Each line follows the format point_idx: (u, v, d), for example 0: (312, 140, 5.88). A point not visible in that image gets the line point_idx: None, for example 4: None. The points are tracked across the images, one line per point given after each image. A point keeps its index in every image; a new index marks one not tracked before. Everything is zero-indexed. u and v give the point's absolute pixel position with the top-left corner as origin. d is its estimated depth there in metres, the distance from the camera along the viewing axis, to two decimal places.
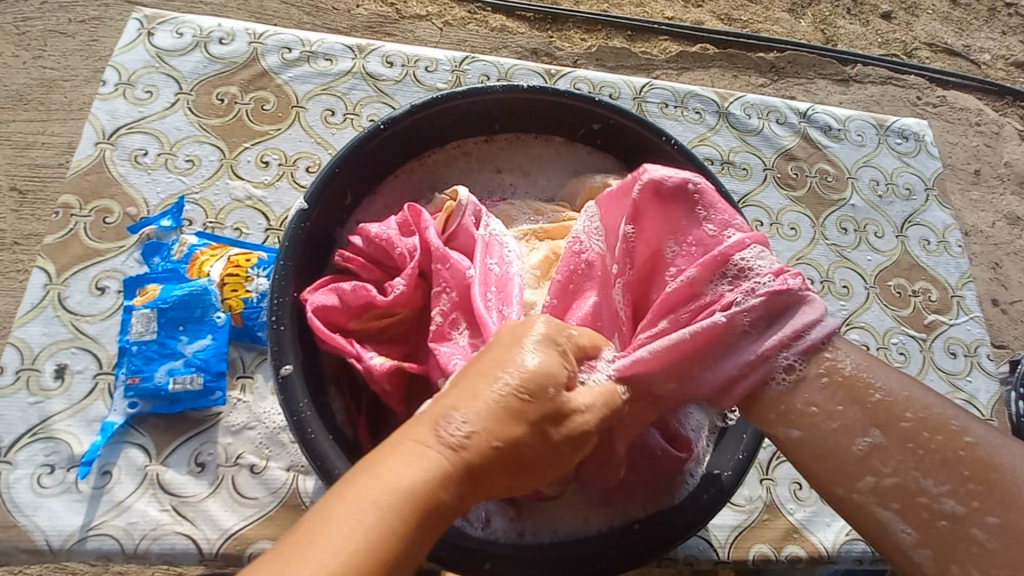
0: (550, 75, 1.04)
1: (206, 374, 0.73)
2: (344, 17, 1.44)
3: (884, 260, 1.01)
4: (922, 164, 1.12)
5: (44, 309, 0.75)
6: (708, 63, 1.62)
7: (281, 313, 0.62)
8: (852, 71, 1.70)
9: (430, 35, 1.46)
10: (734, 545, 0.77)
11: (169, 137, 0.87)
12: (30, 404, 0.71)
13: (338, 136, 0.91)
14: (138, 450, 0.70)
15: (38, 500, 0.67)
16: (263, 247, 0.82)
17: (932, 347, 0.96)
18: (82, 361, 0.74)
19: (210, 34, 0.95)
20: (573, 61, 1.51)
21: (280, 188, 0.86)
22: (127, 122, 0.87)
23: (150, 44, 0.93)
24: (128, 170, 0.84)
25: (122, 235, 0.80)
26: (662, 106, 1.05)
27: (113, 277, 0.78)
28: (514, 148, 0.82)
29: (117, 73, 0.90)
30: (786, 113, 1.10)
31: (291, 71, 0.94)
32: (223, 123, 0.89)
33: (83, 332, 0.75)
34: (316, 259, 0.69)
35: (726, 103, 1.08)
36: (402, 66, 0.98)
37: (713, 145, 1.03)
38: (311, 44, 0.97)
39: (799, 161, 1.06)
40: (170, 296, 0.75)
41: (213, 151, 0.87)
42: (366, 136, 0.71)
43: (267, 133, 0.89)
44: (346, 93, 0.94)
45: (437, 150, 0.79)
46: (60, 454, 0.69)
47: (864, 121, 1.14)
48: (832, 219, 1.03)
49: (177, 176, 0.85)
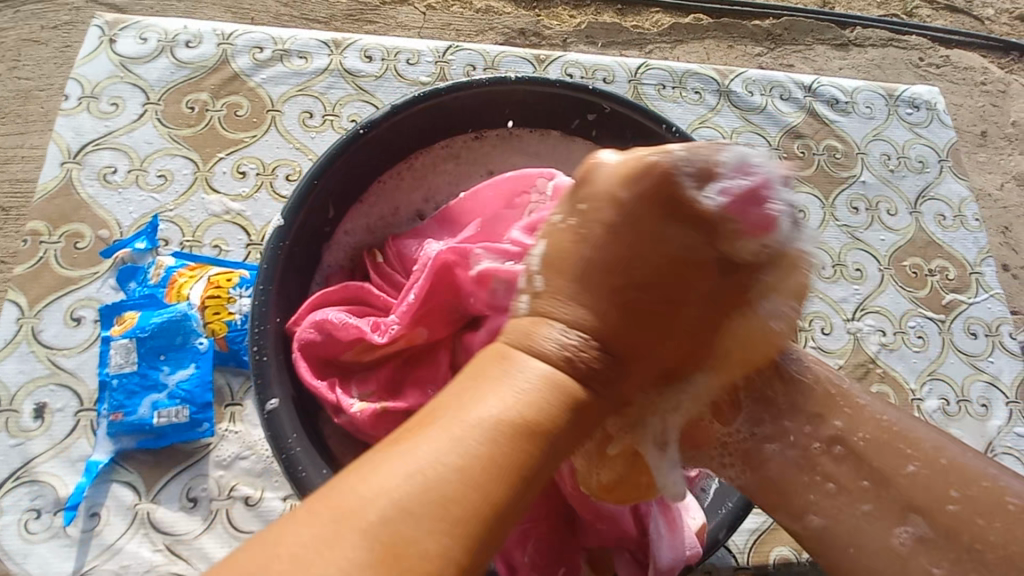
0: (539, 61, 0.98)
1: (191, 406, 0.69)
2: (321, 6, 1.36)
3: (898, 239, 0.97)
4: (934, 134, 1.06)
5: (18, 345, 0.72)
6: (703, 34, 1.55)
7: (264, 340, 0.58)
8: (853, 34, 1.63)
9: (412, 20, 1.39)
10: (753, 549, 0.74)
11: (138, 152, 0.82)
12: (11, 446, 0.67)
13: (317, 140, 0.86)
14: (125, 489, 0.66)
15: (27, 547, 0.64)
16: (243, 264, 0.78)
17: (952, 328, 0.91)
18: (62, 398, 0.70)
19: (176, 37, 0.89)
20: (563, 39, 1.45)
21: (259, 200, 0.82)
22: (93, 138, 0.82)
23: (112, 52, 0.87)
24: (97, 190, 0.79)
25: (94, 260, 0.76)
26: (658, 87, 0.99)
27: (89, 306, 0.74)
28: (507, 144, 0.77)
29: (79, 86, 0.85)
30: (789, 88, 1.04)
31: (263, 72, 0.89)
32: (194, 133, 0.84)
33: (61, 367, 0.71)
34: (300, 277, 0.65)
35: (726, 80, 1.02)
36: (381, 60, 0.93)
37: (715, 126, 0.98)
38: (283, 43, 0.91)
39: (806, 138, 1.01)
40: (148, 324, 0.71)
41: (185, 164, 0.82)
42: (346, 143, 0.66)
43: (242, 140, 0.84)
44: (323, 93, 0.89)
45: (425, 151, 0.74)
46: (46, 498, 0.66)
47: (872, 92, 1.08)
48: (843, 197, 0.98)
49: (149, 193, 0.80)
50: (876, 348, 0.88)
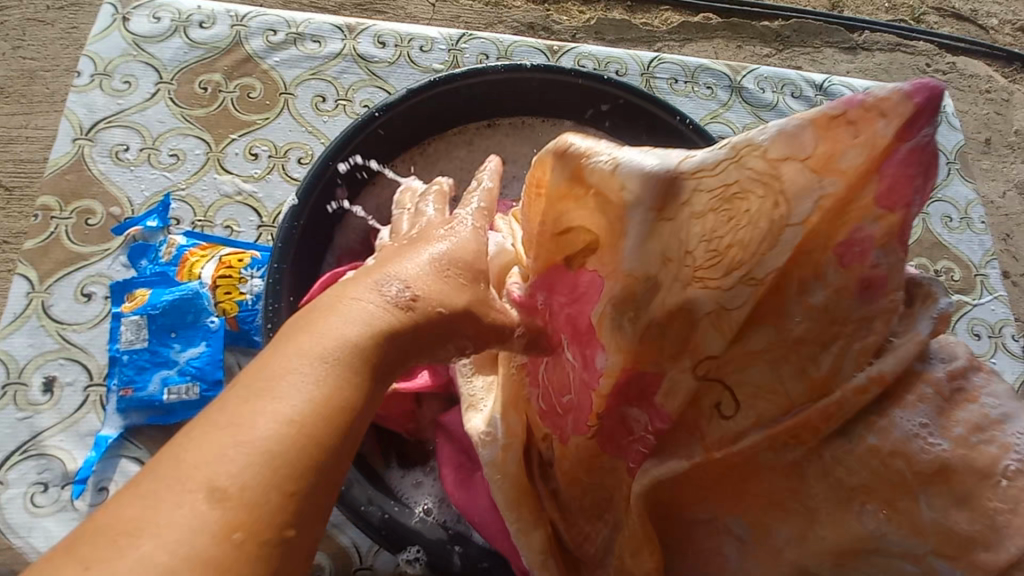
0: (552, 52, 0.98)
1: (201, 383, 0.69)
2: None
3: None
4: (943, 137, 1.07)
5: (28, 319, 0.72)
6: (712, 33, 1.55)
7: (277, 320, 0.58)
8: (860, 37, 1.63)
9: (421, 12, 1.39)
10: None
11: (151, 131, 0.81)
12: (19, 419, 0.67)
13: (330, 124, 0.86)
14: (134, 464, 0.67)
15: (34, 519, 0.64)
16: (256, 246, 0.78)
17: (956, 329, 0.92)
18: (71, 373, 0.70)
19: (190, 17, 0.89)
20: (572, 35, 1.45)
21: (271, 181, 0.82)
22: (105, 116, 0.82)
23: (126, 31, 0.87)
24: (108, 168, 0.79)
25: (105, 237, 0.76)
26: (671, 82, 0.99)
27: (99, 283, 0.74)
28: (519, 134, 0.76)
29: (93, 63, 0.85)
30: (800, 86, 1.04)
31: (277, 55, 0.89)
32: (206, 114, 0.84)
33: (70, 342, 0.71)
34: (312, 259, 0.65)
35: (739, 76, 1.02)
36: (394, 46, 0.93)
37: (726, 122, 0.98)
38: (297, 26, 0.91)
39: None
40: (159, 301, 0.71)
41: (197, 144, 0.82)
42: (361, 125, 0.67)
43: (254, 122, 0.84)
44: (336, 78, 0.89)
45: (438, 138, 0.74)
46: (54, 471, 0.66)
47: None
48: None
49: (161, 172, 0.80)
50: None
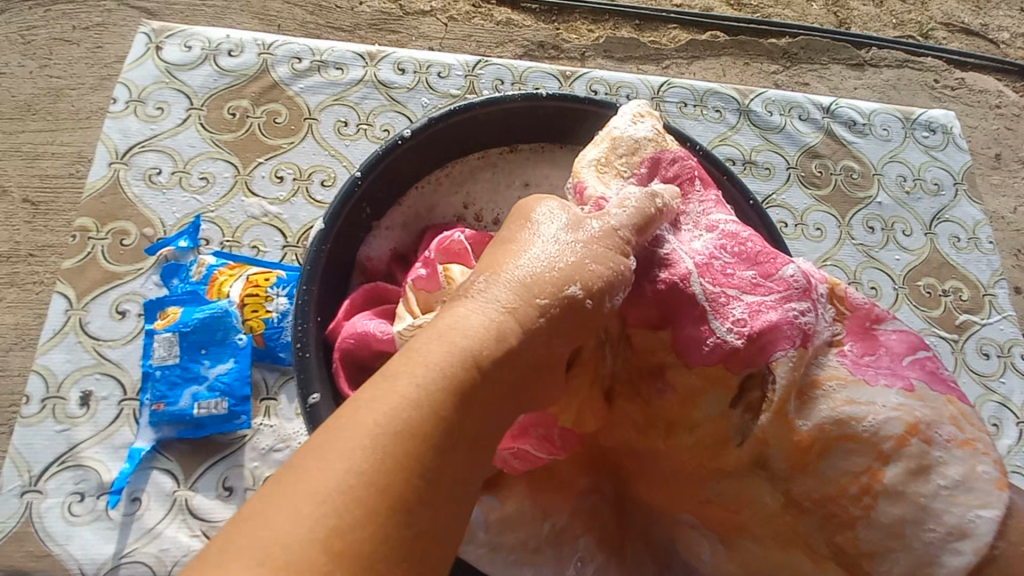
0: (565, 77, 1.01)
1: (230, 398, 0.72)
2: (346, 15, 1.40)
3: (912, 259, 0.99)
4: (950, 157, 1.09)
5: (66, 335, 0.75)
6: (719, 51, 1.58)
7: (306, 339, 0.61)
8: (868, 54, 1.65)
9: (434, 31, 1.43)
10: None
11: (183, 155, 0.85)
12: (57, 431, 0.71)
13: (352, 148, 0.90)
14: (165, 476, 0.70)
15: (71, 528, 0.67)
16: (281, 265, 0.81)
17: (964, 348, 0.93)
18: (107, 387, 0.73)
19: (219, 46, 0.93)
20: (582, 53, 1.48)
21: (295, 204, 0.85)
22: (139, 140, 0.86)
23: (159, 59, 0.91)
24: (142, 190, 0.83)
25: (140, 257, 0.80)
26: (681, 105, 1.02)
27: (133, 301, 0.77)
28: (540, 158, 0.79)
29: (127, 90, 0.89)
30: (808, 108, 1.07)
31: (302, 82, 0.93)
32: (235, 138, 0.88)
33: (106, 358, 0.75)
34: (339, 280, 0.68)
35: (746, 99, 1.05)
36: (414, 72, 0.96)
37: (735, 145, 1.01)
38: (321, 54, 0.95)
39: (823, 158, 1.03)
40: (191, 319, 0.74)
41: (226, 167, 0.86)
42: (386, 152, 0.69)
43: (280, 146, 0.88)
44: (358, 103, 0.92)
45: (460, 161, 0.77)
46: (90, 482, 0.69)
47: (889, 115, 1.10)
48: (859, 217, 1.00)
49: (192, 194, 0.83)
50: None
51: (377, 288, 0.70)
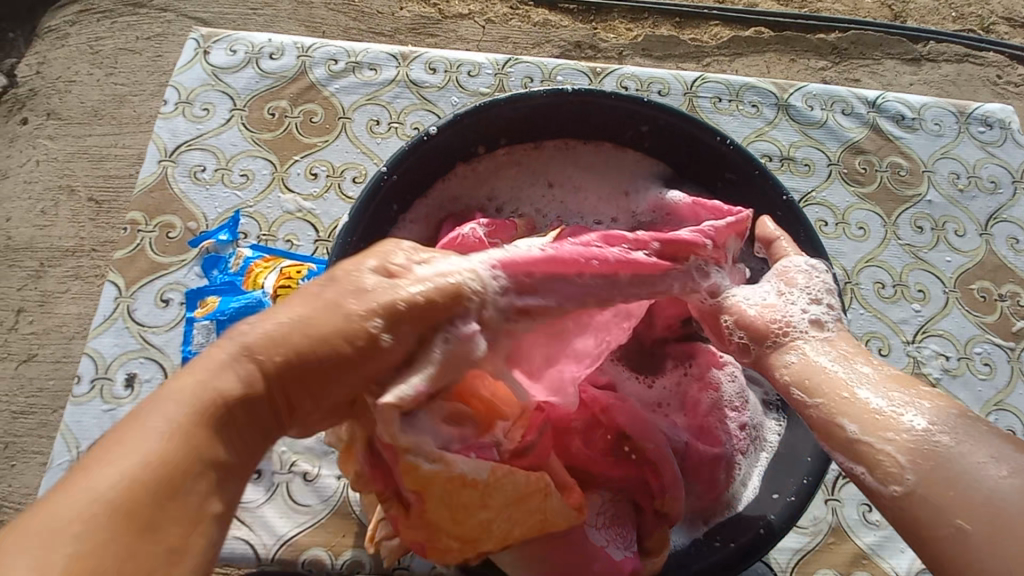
0: (595, 74, 1.01)
1: None
2: (387, 21, 1.44)
3: (965, 261, 0.93)
4: (1009, 154, 1.02)
5: (115, 321, 0.80)
6: (764, 47, 1.53)
7: None
8: (925, 48, 1.56)
9: (472, 34, 1.45)
10: (796, 567, 0.73)
11: (225, 153, 0.90)
12: (104, 411, 0.76)
13: (383, 146, 0.92)
14: None
15: None
16: (313, 259, 0.84)
17: (1023, 357, 0.87)
18: (150, 371, 0.78)
19: (261, 50, 0.98)
20: (619, 52, 1.47)
21: (328, 199, 0.88)
22: (186, 139, 0.91)
23: (206, 63, 0.97)
24: (188, 186, 0.88)
25: (183, 249, 0.84)
26: (714, 101, 1.00)
27: (176, 290, 0.82)
28: (563, 154, 0.80)
29: (177, 92, 0.94)
30: (852, 103, 1.02)
31: (337, 82, 0.96)
32: (273, 137, 0.91)
33: (150, 343, 0.79)
34: None
35: (785, 94, 1.01)
36: (444, 72, 0.98)
37: (772, 140, 0.98)
38: (356, 55, 0.98)
39: (868, 155, 0.99)
40: (227, 308, 0.78)
41: (265, 165, 0.89)
42: (413, 148, 0.71)
43: (315, 145, 0.91)
44: (390, 102, 0.95)
45: (487, 156, 0.78)
46: None
47: (942, 108, 1.04)
48: (906, 216, 0.95)
49: (233, 190, 0.88)
50: (937, 374, 0.85)
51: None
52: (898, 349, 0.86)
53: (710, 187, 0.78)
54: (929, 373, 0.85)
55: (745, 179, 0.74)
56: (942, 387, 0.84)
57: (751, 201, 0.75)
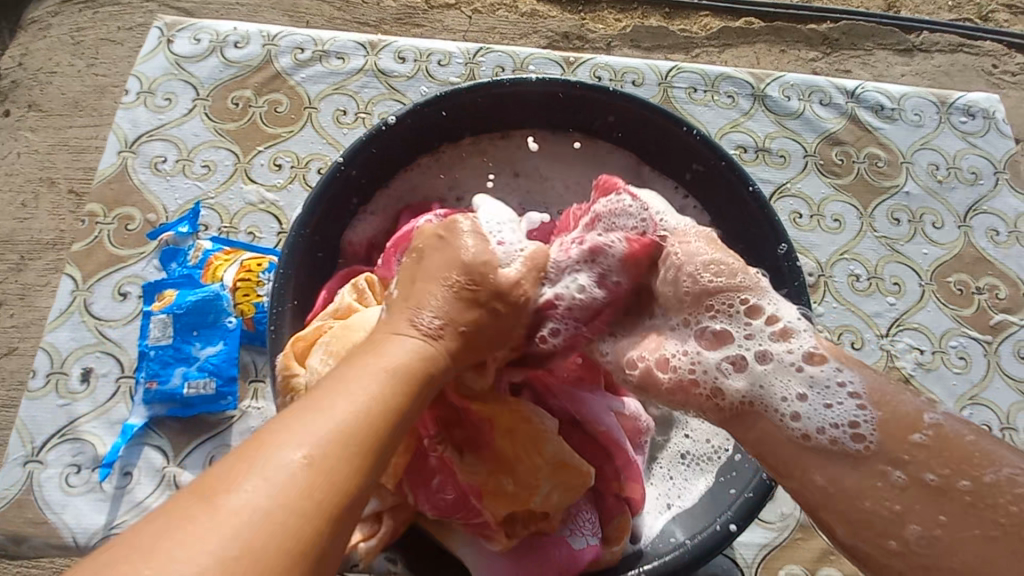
0: (569, 63, 0.99)
1: (218, 379, 0.74)
2: (372, 10, 1.41)
3: (942, 253, 0.91)
4: (990, 144, 1.00)
5: (72, 315, 0.79)
6: (754, 38, 1.51)
7: (281, 320, 0.62)
8: (918, 38, 1.54)
9: (458, 24, 1.43)
10: (762, 564, 0.72)
11: (187, 144, 0.88)
12: (59, 406, 0.74)
13: (349, 136, 0.90)
14: (155, 452, 0.72)
15: (66, 498, 0.70)
16: (274, 251, 0.82)
17: (999, 351, 0.86)
18: (106, 365, 0.76)
19: (226, 38, 0.95)
20: (607, 43, 1.44)
21: (292, 191, 0.86)
22: (147, 130, 0.89)
23: (169, 52, 0.94)
24: (148, 177, 0.86)
25: (142, 241, 0.82)
26: (689, 91, 0.98)
27: (134, 283, 0.80)
28: (531, 144, 0.78)
29: (139, 82, 0.92)
30: (830, 93, 1.00)
31: (304, 72, 0.94)
32: (237, 127, 0.90)
33: (106, 337, 0.78)
34: (319, 262, 0.68)
35: (762, 84, 0.99)
36: (414, 61, 0.96)
37: (747, 131, 0.96)
38: (323, 44, 0.96)
39: (845, 146, 0.97)
40: (184, 302, 0.76)
41: (228, 156, 0.88)
42: (370, 137, 0.69)
43: (280, 135, 0.89)
44: (357, 92, 0.93)
45: (451, 145, 0.76)
46: (86, 455, 0.72)
47: (922, 98, 1.02)
48: (882, 208, 0.93)
49: (194, 181, 0.86)
50: (911, 368, 0.84)
51: (351, 272, 0.70)
52: (872, 343, 0.84)
53: (678, 177, 0.76)
54: (903, 367, 0.83)
55: (712, 170, 0.72)
56: (916, 381, 0.83)
57: (719, 195, 0.72)
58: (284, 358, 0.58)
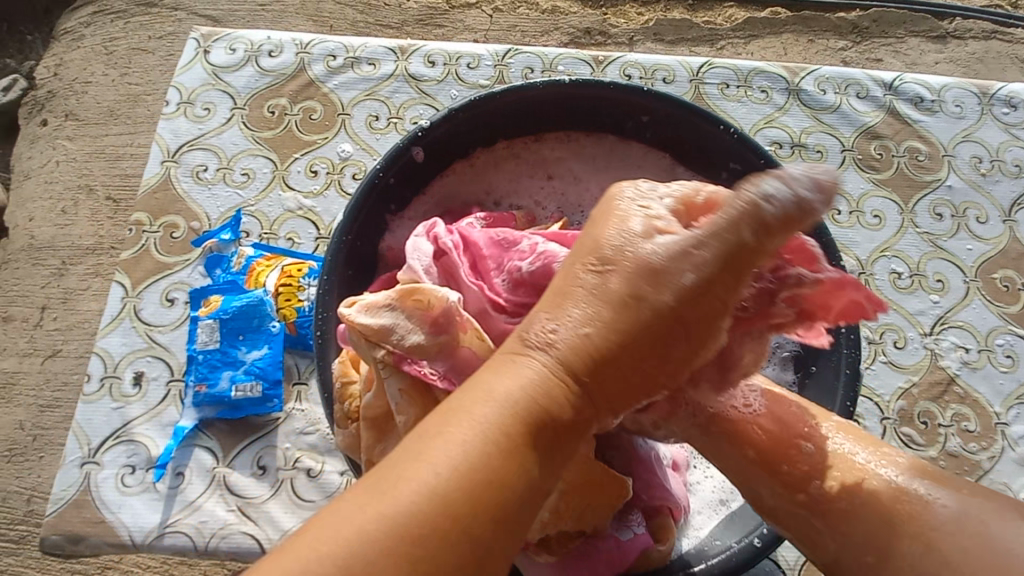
0: (598, 62, 0.98)
1: (263, 382, 0.76)
2: (395, 12, 1.42)
3: (987, 249, 0.89)
4: None
5: (122, 321, 0.81)
6: (780, 28, 1.48)
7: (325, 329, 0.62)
8: (951, 24, 1.49)
9: (480, 23, 1.43)
10: (805, 567, 0.71)
11: (226, 152, 0.90)
12: (113, 409, 0.77)
13: (382, 141, 0.91)
14: (206, 453, 0.74)
15: (123, 497, 0.73)
16: (313, 256, 0.84)
17: None
18: (156, 369, 0.79)
19: (261, 48, 0.97)
20: (629, 38, 1.43)
21: (328, 197, 0.88)
22: (188, 139, 0.91)
23: (207, 62, 0.97)
24: (190, 186, 0.88)
25: (187, 248, 0.85)
26: (721, 87, 0.97)
27: (180, 289, 0.83)
28: (566, 146, 0.78)
29: (179, 93, 0.95)
30: (867, 86, 0.98)
31: (336, 78, 0.95)
32: (274, 135, 0.91)
33: (156, 341, 0.80)
34: (362, 267, 0.69)
35: (796, 78, 0.98)
36: (443, 65, 0.97)
37: (782, 127, 0.94)
38: (354, 50, 0.97)
39: (883, 139, 0.95)
40: (230, 307, 0.79)
41: (266, 163, 0.90)
42: (406, 145, 0.70)
43: (316, 142, 0.91)
44: (389, 97, 0.94)
45: (484, 149, 0.77)
46: (140, 456, 0.75)
47: (963, 89, 0.99)
48: (924, 203, 0.91)
49: (234, 189, 0.88)
50: (955, 367, 0.82)
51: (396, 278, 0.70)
52: (915, 342, 0.83)
53: (714, 177, 0.76)
54: (947, 366, 0.82)
55: (750, 168, 0.71)
56: (962, 380, 0.81)
57: None
58: (342, 364, 0.60)
